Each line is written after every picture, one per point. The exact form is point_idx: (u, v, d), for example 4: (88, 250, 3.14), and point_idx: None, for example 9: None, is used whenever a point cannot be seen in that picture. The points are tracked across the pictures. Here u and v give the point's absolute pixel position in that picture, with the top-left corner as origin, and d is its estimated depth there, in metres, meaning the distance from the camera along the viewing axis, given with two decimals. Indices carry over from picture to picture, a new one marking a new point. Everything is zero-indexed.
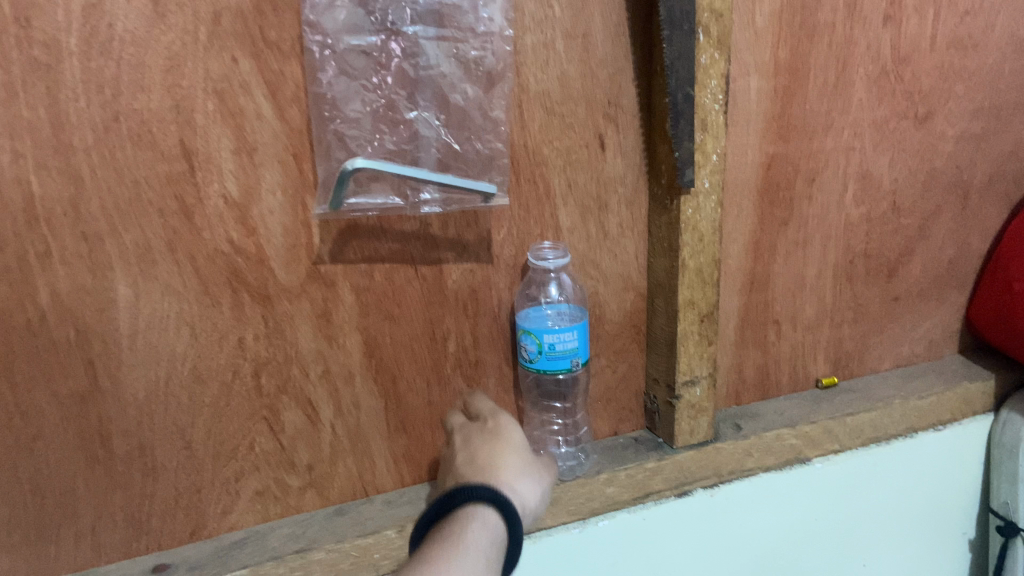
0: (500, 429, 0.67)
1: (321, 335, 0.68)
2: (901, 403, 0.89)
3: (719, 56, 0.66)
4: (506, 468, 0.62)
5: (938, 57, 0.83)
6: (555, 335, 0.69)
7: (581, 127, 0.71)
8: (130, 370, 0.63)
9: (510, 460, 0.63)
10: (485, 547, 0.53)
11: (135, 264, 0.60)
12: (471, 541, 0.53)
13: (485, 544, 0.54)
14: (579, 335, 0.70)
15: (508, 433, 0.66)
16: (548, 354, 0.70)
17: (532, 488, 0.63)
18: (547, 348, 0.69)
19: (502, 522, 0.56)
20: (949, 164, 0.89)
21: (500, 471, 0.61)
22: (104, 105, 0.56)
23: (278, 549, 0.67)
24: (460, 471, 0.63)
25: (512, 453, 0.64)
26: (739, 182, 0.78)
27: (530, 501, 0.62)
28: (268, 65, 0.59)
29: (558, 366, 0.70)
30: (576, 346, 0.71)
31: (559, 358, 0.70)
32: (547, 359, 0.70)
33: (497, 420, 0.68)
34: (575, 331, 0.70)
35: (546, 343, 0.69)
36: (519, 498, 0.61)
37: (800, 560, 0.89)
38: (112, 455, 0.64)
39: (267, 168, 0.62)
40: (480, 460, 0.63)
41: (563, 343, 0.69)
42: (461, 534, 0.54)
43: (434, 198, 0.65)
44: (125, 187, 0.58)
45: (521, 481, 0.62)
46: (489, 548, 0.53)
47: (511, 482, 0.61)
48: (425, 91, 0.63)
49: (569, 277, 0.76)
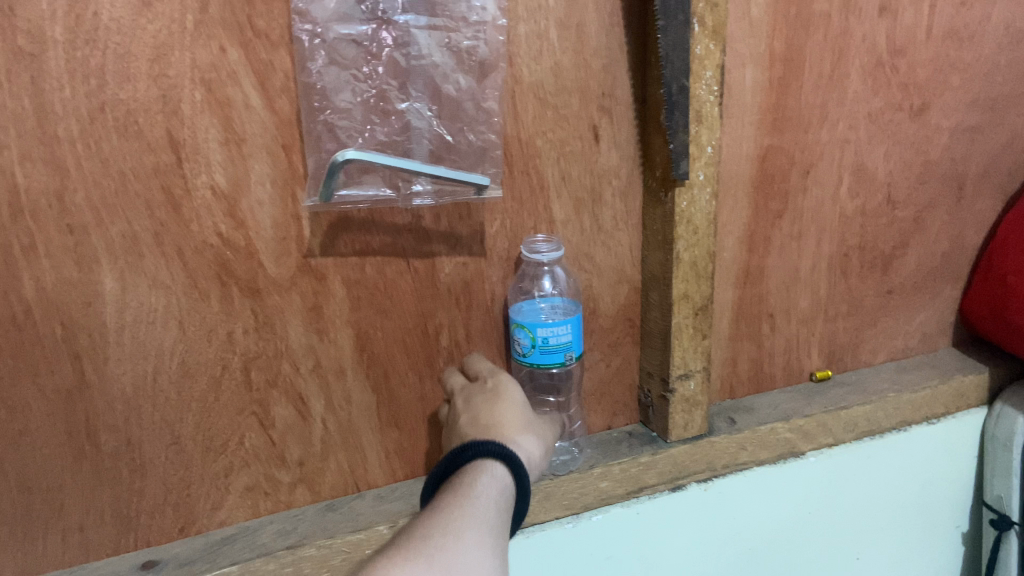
0: (499, 387, 0.66)
1: (312, 329, 0.67)
2: (895, 396, 0.88)
3: (715, 47, 0.65)
4: (510, 423, 0.62)
5: (934, 49, 0.83)
6: (548, 329, 0.68)
7: (575, 119, 0.70)
8: (117, 365, 0.62)
9: (513, 416, 0.63)
10: (496, 492, 0.55)
11: (122, 256, 0.59)
12: (481, 486, 0.55)
13: (496, 492, 0.55)
14: (573, 329, 0.70)
15: (507, 389, 0.66)
16: (541, 348, 0.69)
17: (536, 443, 0.63)
18: (540, 342, 0.69)
19: (511, 475, 0.57)
20: (944, 156, 0.89)
21: (505, 427, 0.62)
22: (89, 95, 0.55)
23: (269, 546, 0.66)
24: (464, 430, 0.63)
25: (514, 408, 0.64)
26: (733, 174, 0.78)
27: (534, 454, 0.62)
28: (257, 54, 0.58)
29: (551, 360, 0.70)
30: (569, 340, 0.70)
31: (552, 353, 0.69)
32: (540, 354, 0.69)
33: (497, 378, 0.68)
34: (569, 325, 0.69)
35: (540, 337, 0.68)
36: (524, 453, 0.61)
37: (794, 553, 0.89)
38: (100, 451, 0.63)
39: (256, 159, 0.61)
40: (484, 418, 0.63)
41: (557, 337, 0.69)
42: (472, 480, 0.55)
43: (426, 189, 0.64)
44: (111, 179, 0.57)
45: (525, 436, 0.62)
46: (501, 497, 0.55)
47: (516, 438, 0.61)
48: (417, 81, 0.62)
49: (562, 270, 0.75)
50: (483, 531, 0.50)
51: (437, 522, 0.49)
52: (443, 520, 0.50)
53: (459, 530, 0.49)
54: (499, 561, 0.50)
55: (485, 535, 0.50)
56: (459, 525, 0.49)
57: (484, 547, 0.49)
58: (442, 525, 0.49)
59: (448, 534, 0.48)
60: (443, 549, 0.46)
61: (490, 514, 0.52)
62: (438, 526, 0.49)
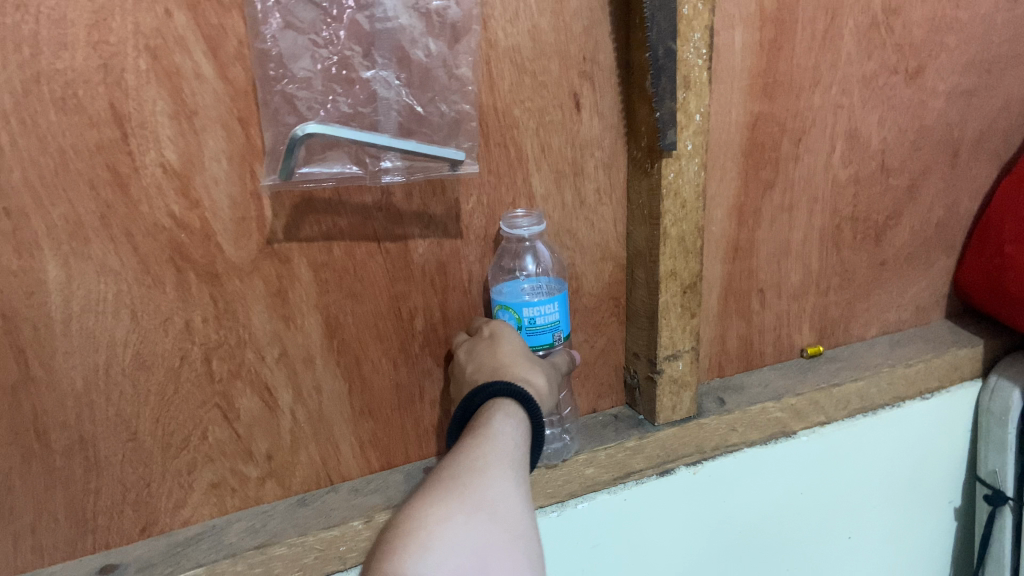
0: (496, 332, 0.63)
1: (277, 316, 0.63)
2: (888, 371, 0.85)
3: (703, 7, 0.60)
4: (516, 363, 0.60)
5: (930, 8, 0.79)
6: (535, 308, 0.65)
7: (554, 86, 0.65)
8: (66, 358, 0.57)
9: (517, 353, 0.61)
10: (514, 427, 0.54)
11: (66, 242, 0.54)
12: (497, 424, 0.54)
13: (514, 428, 0.54)
14: (560, 308, 0.67)
15: (504, 328, 0.64)
16: (528, 329, 0.66)
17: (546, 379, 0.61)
18: (527, 323, 0.65)
19: (524, 410, 0.56)
20: (939, 121, 0.86)
21: (511, 364, 0.60)
22: (22, 65, 0.50)
23: (236, 545, 0.62)
24: (474, 376, 0.61)
25: (518, 348, 0.62)
26: (723, 143, 0.73)
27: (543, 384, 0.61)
28: (206, 18, 0.53)
29: (540, 342, 0.67)
30: (557, 319, 0.67)
31: (540, 333, 0.66)
32: (527, 335, 0.66)
33: (493, 326, 0.64)
34: (555, 304, 0.66)
35: (526, 318, 0.65)
36: (534, 383, 0.59)
37: (786, 534, 0.86)
38: (50, 450, 0.59)
39: (210, 134, 0.56)
40: (489, 361, 0.61)
41: (544, 317, 0.66)
42: (488, 420, 0.54)
43: (396, 165, 0.60)
44: (50, 157, 0.52)
45: (531, 370, 0.61)
46: (518, 432, 0.54)
47: (524, 372, 0.60)
48: (382, 46, 0.58)
49: (545, 252, 0.71)
50: (506, 462, 0.50)
51: (462, 460, 0.49)
52: (465, 459, 0.49)
53: (483, 465, 0.49)
54: (526, 489, 0.50)
55: (509, 467, 0.50)
56: (483, 459, 0.49)
57: (509, 478, 0.49)
58: (466, 464, 0.49)
59: (474, 470, 0.48)
60: (471, 488, 0.47)
61: (510, 446, 0.52)
62: (464, 465, 0.49)
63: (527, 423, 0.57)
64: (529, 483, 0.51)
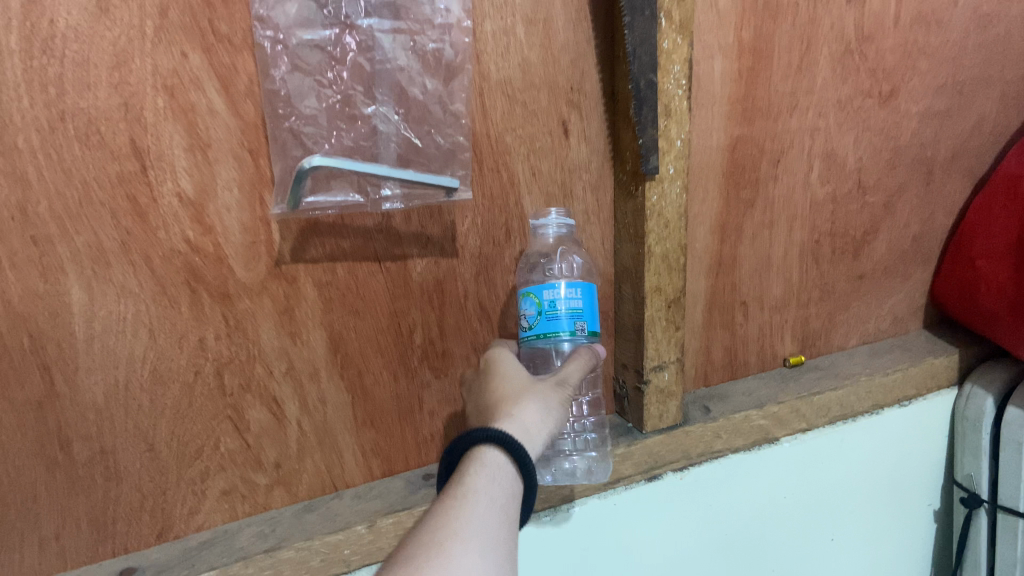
0: (492, 372, 0.67)
1: (284, 332, 0.67)
2: (866, 380, 0.90)
3: (682, 41, 0.65)
4: (502, 406, 0.62)
5: (901, 34, 0.83)
6: (554, 290, 0.65)
7: (544, 115, 0.70)
8: (88, 375, 0.61)
9: (507, 394, 0.63)
10: (490, 483, 0.54)
11: (89, 267, 0.59)
12: (471, 484, 0.53)
13: (489, 484, 0.54)
14: (584, 295, 0.66)
15: (500, 370, 0.67)
16: (549, 313, 0.65)
17: (539, 408, 0.61)
18: (547, 307, 0.65)
19: (507, 454, 0.56)
20: (913, 141, 0.90)
21: (499, 406, 0.62)
22: (49, 105, 0.54)
23: (246, 549, 0.66)
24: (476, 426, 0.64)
25: (507, 391, 0.64)
26: (705, 165, 0.77)
27: (538, 412, 0.61)
28: (219, 58, 0.58)
29: (561, 329, 0.65)
30: (581, 307, 0.66)
31: (562, 319, 0.65)
32: (549, 320, 0.66)
33: (488, 360, 0.69)
34: (579, 288, 0.66)
35: (546, 300, 0.65)
36: (523, 415, 0.60)
37: (769, 535, 0.90)
38: (73, 461, 0.63)
39: (222, 164, 0.60)
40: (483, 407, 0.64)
41: (564, 299, 0.65)
42: (465, 476, 0.54)
43: (395, 193, 0.64)
44: (74, 188, 0.56)
45: (521, 401, 0.62)
46: (494, 487, 0.54)
47: (512, 408, 0.61)
48: (383, 85, 0.62)
49: (580, 257, 0.78)
50: (472, 534, 0.49)
51: (425, 535, 0.49)
52: (426, 535, 0.49)
53: (443, 542, 0.48)
54: (493, 559, 0.48)
55: (473, 540, 0.49)
56: (446, 533, 0.48)
57: (477, 550, 0.48)
58: (429, 538, 0.48)
59: (436, 546, 0.47)
60: (429, 563, 0.46)
61: (480, 511, 0.51)
62: (425, 541, 0.48)
63: (509, 469, 0.56)
64: (499, 554, 0.49)
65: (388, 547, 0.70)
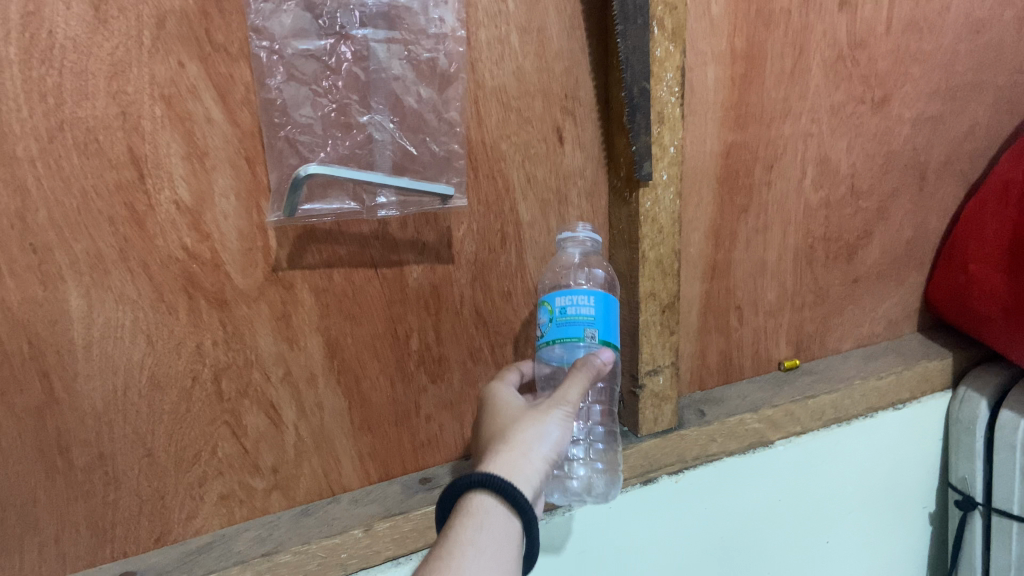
0: (495, 409, 0.67)
1: (281, 338, 0.68)
2: (860, 383, 0.90)
3: (674, 49, 0.65)
4: (495, 440, 0.61)
5: (893, 41, 0.84)
6: (567, 296, 0.64)
7: (538, 122, 0.70)
8: (86, 381, 0.62)
9: (501, 431, 0.62)
10: (483, 530, 0.52)
11: (88, 274, 0.59)
12: (463, 532, 0.52)
13: (481, 530, 0.52)
14: (599, 304, 0.64)
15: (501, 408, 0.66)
16: (559, 319, 0.65)
17: (530, 435, 0.59)
18: (559, 312, 0.64)
19: (497, 494, 0.54)
20: (906, 146, 0.90)
21: (493, 443, 0.60)
22: (47, 114, 0.55)
23: (244, 553, 0.67)
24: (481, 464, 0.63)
25: (502, 426, 0.62)
26: (698, 171, 0.78)
27: (532, 442, 0.59)
28: (216, 68, 0.58)
29: (568, 335, 0.64)
30: (593, 316, 0.64)
31: (570, 325, 0.64)
32: (559, 326, 0.65)
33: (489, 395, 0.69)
34: (593, 297, 0.64)
35: (558, 306, 0.64)
36: (515, 448, 0.58)
37: (764, 538, 0.91)
38: (72, 466, 0.63)
39: (219, 172, 0.61)
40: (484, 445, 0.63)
41: (575, 306, 0.64)
42: (458, 525, 0.53)
43: (390, 201, 0.65)
44: (73, 197, 0.57)
45: (515, 433, 0.60)
46: (488, 533, 0.52)
47: (504, 442, 0.59)
48: (378, 94, 0.63)
49: (603, 269, 0.78)
50: None
51: None
52: None
53: None
54: None
55: None
56: None
57: None
58: None
59: None
60: None
61: (473, 561, 0.50)
62: None
63: (502, 509, 0.54)
64: None
65: (385, 551, 0.70)
